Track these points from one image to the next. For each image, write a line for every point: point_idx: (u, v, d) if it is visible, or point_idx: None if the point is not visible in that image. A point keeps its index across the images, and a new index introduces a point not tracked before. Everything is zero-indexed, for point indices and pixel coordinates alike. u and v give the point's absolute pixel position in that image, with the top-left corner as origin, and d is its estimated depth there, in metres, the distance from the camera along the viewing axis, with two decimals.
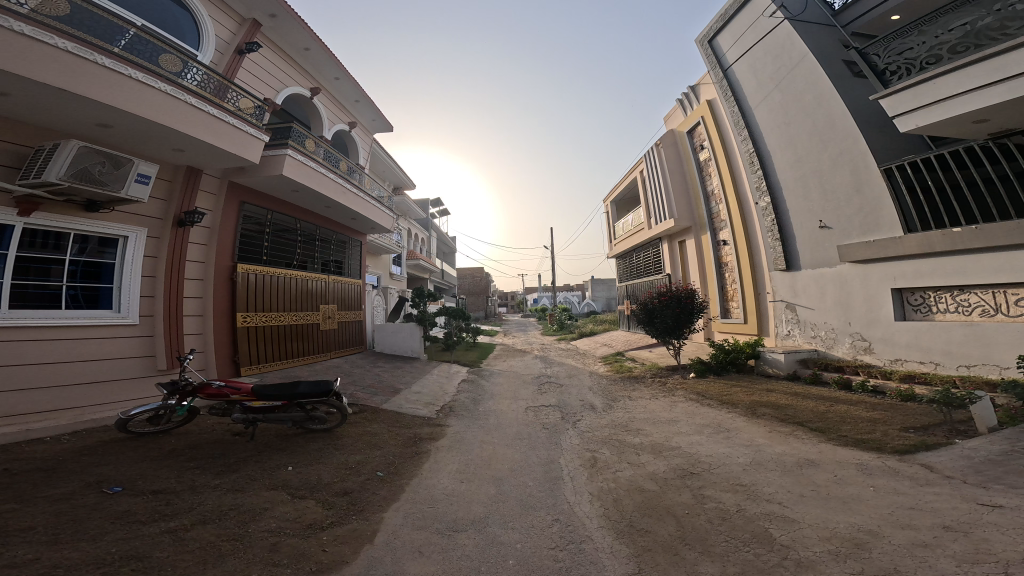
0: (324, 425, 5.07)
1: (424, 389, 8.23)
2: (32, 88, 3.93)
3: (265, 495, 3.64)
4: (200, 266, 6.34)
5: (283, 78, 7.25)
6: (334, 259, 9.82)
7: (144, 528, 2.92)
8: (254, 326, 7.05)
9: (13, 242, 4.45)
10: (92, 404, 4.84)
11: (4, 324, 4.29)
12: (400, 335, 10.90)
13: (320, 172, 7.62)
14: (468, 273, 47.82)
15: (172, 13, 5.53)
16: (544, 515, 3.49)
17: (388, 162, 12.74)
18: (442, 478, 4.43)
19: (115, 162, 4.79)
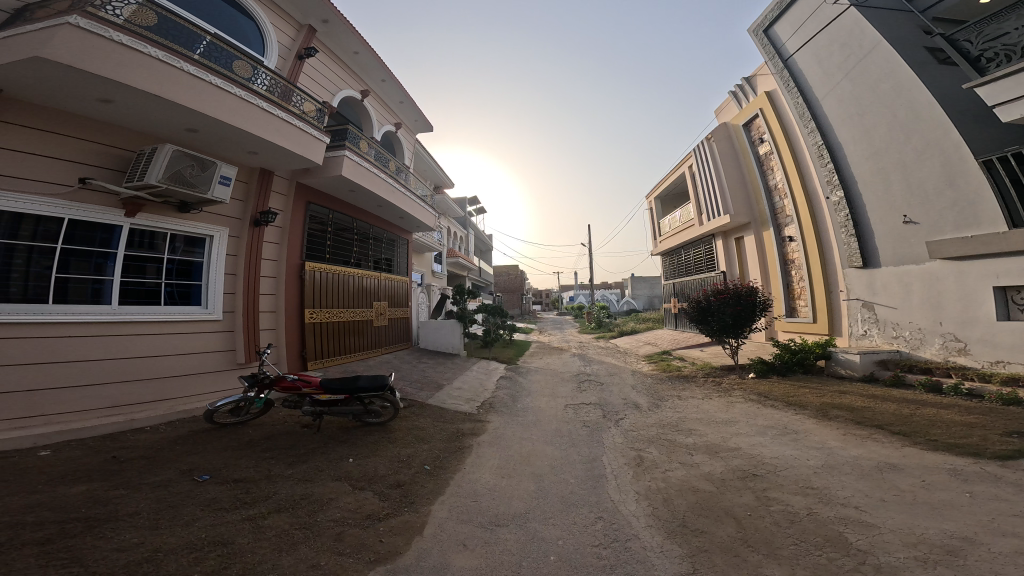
0: (378, 419, 5.32)
1: (464, 384, 8.40)
2: (129, 95, 4.30)
3: (331, 485, 3.86)
4: (274, 263, 6.74)
5: (336, 82, 7.56)
6: (385, 257, 10.17)
7: (229, 515, 3.20)
8: (319, 322, 7.42)
9: (120, 242, 4.94)
10: (184, 396, 5.28)
11: (117, 320, 4.76)
12: (441, 332, 11.14)
13: (373, 173, 7.91)
14: (503, 271, 47.96)
15: (240, 23, 5.92)
16: (590, 512, 3.50)
17: (430, 162, 13.04)
18: (483, 473, 4.51)
19: (202, 165, 5.16)
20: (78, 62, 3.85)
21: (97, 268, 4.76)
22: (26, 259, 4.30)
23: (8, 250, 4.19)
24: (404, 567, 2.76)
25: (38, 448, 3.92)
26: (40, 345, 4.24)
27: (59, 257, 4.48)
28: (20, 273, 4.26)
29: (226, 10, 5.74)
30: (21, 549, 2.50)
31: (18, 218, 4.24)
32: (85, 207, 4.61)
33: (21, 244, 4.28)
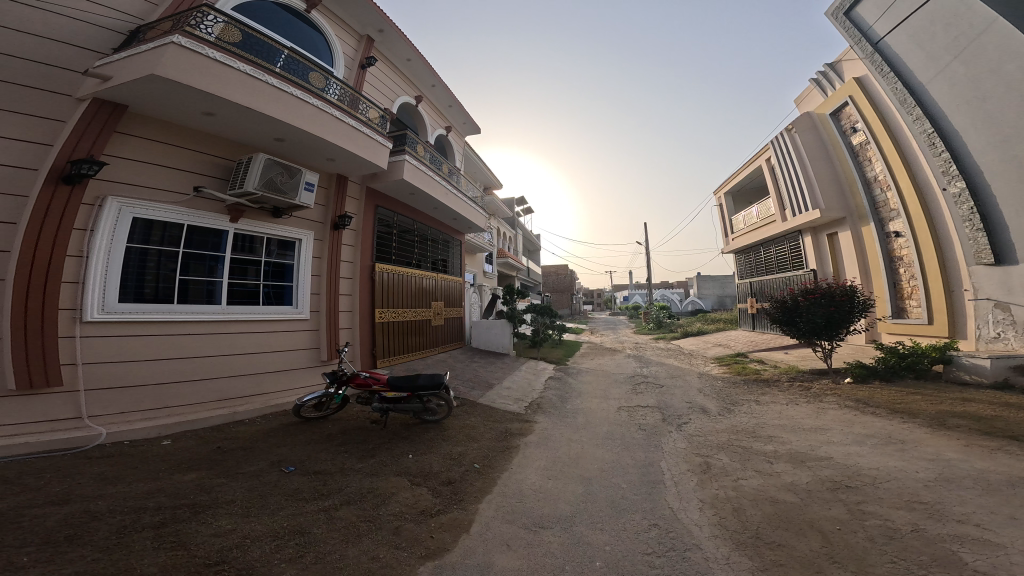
0: (435, 416, 5.47)
1: (513, 384, 8.41)
2: (224, 107, 4.68)
3: (392, 479, 3.99)
4: (350, 265, 7.07)
5: (393, 89, 7.83)
6: (441, 258, 10.45)
7: (306, 506, 3.44)
8: (387, 321, 7.70)
9: (227, 246, 5.41)
10: (278, 391, 5.69)
11: (228, 318, 5.24)
12: (492, 331, 11.23)
13: (429, 176, 8.13)
14: (553, 271, 47.53)
15: (311, 37, 6.28)
16: (642, 518, 3.37)
17: (479, 163, 13.20)
18: (530, 474, 4.46)
19: (290, 172, 5.49)
20: (182, 74, 4.20)
21: (209, 270, 5.24)
22: (157, 261, 4.82)
23: (141, 254, 4.71)
24: (449, 563, 2.78)
25: (160, 437, 4.39)
26: (163, 341, 4.72)
27: (180, 259, 4.99)
28: (152, 274, 4.78)
29: (298, 24, 6.07)
30: (139, 530, 2.81)
31: (150, 225, 4.78)
32: (198, 214, 5.10)
33: (153, 248, 4.80)
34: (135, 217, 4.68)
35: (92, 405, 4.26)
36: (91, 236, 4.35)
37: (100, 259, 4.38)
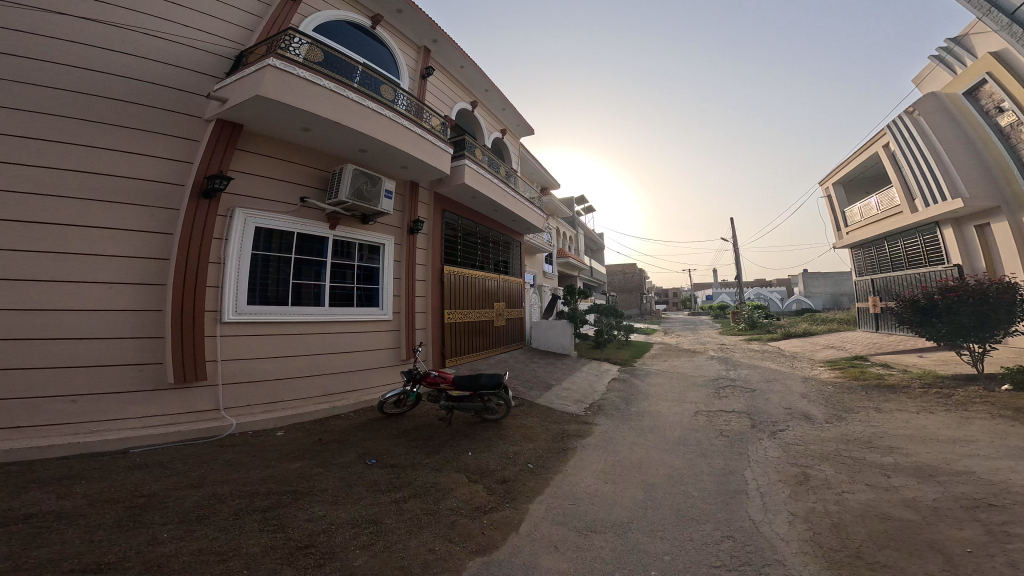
0: (495, 415, 5.55)
1: (573, 385, 8.32)
2: (314, 122, 4.92)
3: (450, 476, 4.15)
4: (424, 267, 7.27)
5: (449, 96, 8.02)
6: (502, 259, 10.62)
7: (380, 496, 3.69)
8: (454, 322, 7.87)
9: (327, 251, 5.76)
10: (368, 388, 5.99)
11: (333, 320, 5.65)
12: (553, 332, 11.19)
13: (489, 180, 8.26)
14: (620, 270, 46.15)
15: (381, 52, 6.49)
16: (706, 528, 3.19)
17: (536, 163, 13.20)
18: (585, 477, 4.39)
19: (372, 180, 5.77)
20: (278, 95, 4.45)
21: (316, 275, 5.62)
22: (276, 268, 5.23)
23: (263, 260, 5.12)
24: (497, 561, 2.85)
25: (276, 428, 4.78)
26: (282, 341, 5.11)
27: (291, 264, 5.37)
28: (273, 279, 5.19)
29: (366, 39, 6.30)
30: (248, 513, 3.17)
31: (269, 234, 5.20)
32: (305, 222, 5.47)
33: (273, 255, 5.22)
34: (257, 226, 5.09)
35: (226, 400, 4.64)
36: (225, 244, 4.79)
37: (233, 265, 4.81)
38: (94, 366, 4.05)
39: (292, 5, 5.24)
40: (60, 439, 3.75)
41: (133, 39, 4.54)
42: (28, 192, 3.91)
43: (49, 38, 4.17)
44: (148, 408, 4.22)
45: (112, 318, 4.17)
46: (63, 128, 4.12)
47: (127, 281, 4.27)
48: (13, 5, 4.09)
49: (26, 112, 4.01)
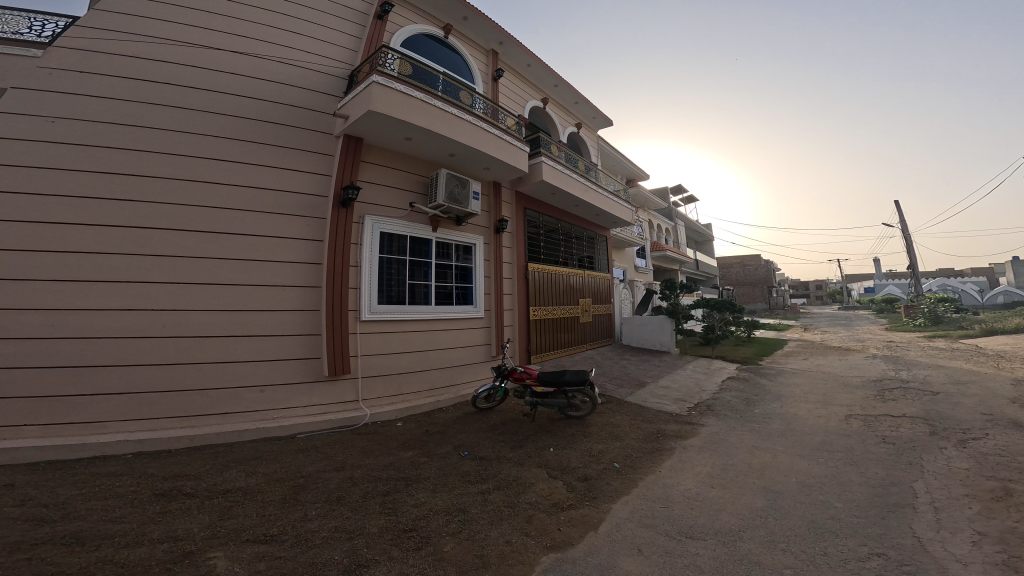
0: (579, 412, 5.39)
1: (674, 383, 7.69)
2: (414, 133, 4.54)
3: (531, 471, 4.13)
4: (510, 265, 7.14)
5: (522, 95, 7.84)
6: (587, 255, 10.37)
7: (466, 486, 3.78)
8: (539, 319, 7.76)
9: (432, 254, 5.44)
10: (464, 384, 5.82)
11: (445, 315, 5.52)
12: (650, 328, 10.51)
13: (568, 175, 8.05)
14: (736, 262, 41.80)
15: (454, 61, 6.46)
16: (832, 542, 2.69)
17: (617, 155, 12.63)
18: (679, 479, 4.00)
19: (462, 182, 5.38)
20: (383, 111, 4.08)
21: (426, 275, 5.40)
22: (398, 272, 5.12)
23: (388, 264, 5.05)
24: (572, 558, 2.75)
25: (395, 419, 4.85)
26: (399, 339, 5.02)
27: (407, 266, 5.20)
28: (397, 282, 5.09)
29: (439, 50, 6.29)
30: (369, 496, 3.44)
31: (391, 238, 5.09)
32: (416, 225, 5.27)
33: (396, 258, 5.11)
34: (382, 232, 5.00)
35: (365, 390, 4.76)
36: (360, 250, 4.79)
37: (366, 271, 4.78)
38: (269, 363, 4.29)
39: (381, 23, 5.41)
40: (250, 427, 4.08)
41: (277, 61, 4.78)
42: (215, 208, 4.20)
43: (214, 68, 4.47)
44: (308, 399, 4.42)
45: (282, 318, 4.39)
46: (233, 148, 4.39)
47: (292, 283, 4.49)
48: (188, 33, 4.46)
49: (206, 136, 4.31)
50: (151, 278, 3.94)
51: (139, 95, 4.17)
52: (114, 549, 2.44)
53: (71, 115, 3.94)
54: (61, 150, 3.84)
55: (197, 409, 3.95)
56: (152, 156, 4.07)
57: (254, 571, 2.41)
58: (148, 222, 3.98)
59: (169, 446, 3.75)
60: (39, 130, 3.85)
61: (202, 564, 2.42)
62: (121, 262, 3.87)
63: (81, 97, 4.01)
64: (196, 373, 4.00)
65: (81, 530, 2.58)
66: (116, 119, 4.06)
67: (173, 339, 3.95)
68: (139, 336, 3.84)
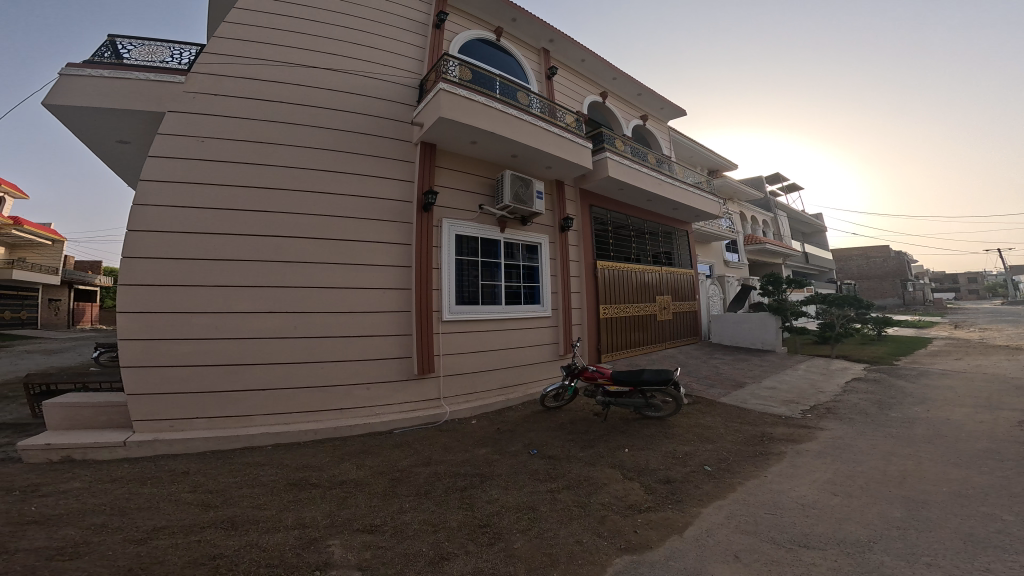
0: (659, 413, 5.09)
1: (781, 384, 6.85)
2: (478, 134, 4.64)
3: (606, 471, 4.00)
4: (577, 264, 7.00)
5: (579, 91, 7.47)
6: (664, 251, 9.89)
7: (536, 484, 3.75)
8: (611, 317, 7.50)
9: (501, 254, 5.47)
10: (532, 383, 5.75)
11: (513, 318, 5.50)
12: (745, 327, 9.58)
13: (637, 168, 7.71)
14: (851, 255, 36.69)
15: (506, 63, 6.34)
16: (984, 564, 2.18)
17: (691, 145, 11.81)
18: (779, 485, 3.58)
19: (526, 182, 5.38)
20: (452, 115, 4.21)
21: (492, 274, 5.40)
22: (468, 274, 5.18)
23: (463, 265, 5.14)
24: (653, 560, 2.59)
25: (471, 417, 4.89)
26: (469, 340, 5.06)
27: (480, 268, 5.28)
28: (467, 283, 5.15)
29: (493, 54, 6.24)
30: (449, 491, 3.52)
31: (461, 239, 5.15)
32: (485, 227, 5.34)
33: (467, 259, 5.16)
34: (457, 234, 5.09)
35: (445, 389, 4.87)
36: (441, 252, 4.87)
37: (446, 273, 4.87)
38: (372, 363, 4.45)
39: (440, 32, 5.46)
40: (357, 422, 4.30)
41: (373, 72, 4.88)
42: (329, 217, 4.37)
43: (320, 82, 4.59)
44: (401, 396, 4.60)
45: (381, 320, 4.50)
46: (340, 158, 4.51)
47: (392, 286, 4.60)
48: (295, 48, 4.60)
49: (317, 147, 4.44)
50: (280, 283, 4.16)
51: (261, 112, 4.34)
52: (256, 534, 2.76)
53: (210, 134, 4.16)
54: (207, 168, 4.09)
55: (317, 405, 4.25)
56: (276, 170, 4.27)
57: (360, 560, 2.58)
58: (277, 231, 4.19)
59: (295, 438, 4.06)
60: (186, 149, 4.09)
61: (320, 549, 2.66)
62: (255, 268, 4.14)
63: (216, 116, 4.21)
64: (313, 374, 4.24)
65: (234, 514, 2.96)
66: (245, 136, 4.26)
67: (298, 342, 4.19)
68: (274, 338, 4.11)
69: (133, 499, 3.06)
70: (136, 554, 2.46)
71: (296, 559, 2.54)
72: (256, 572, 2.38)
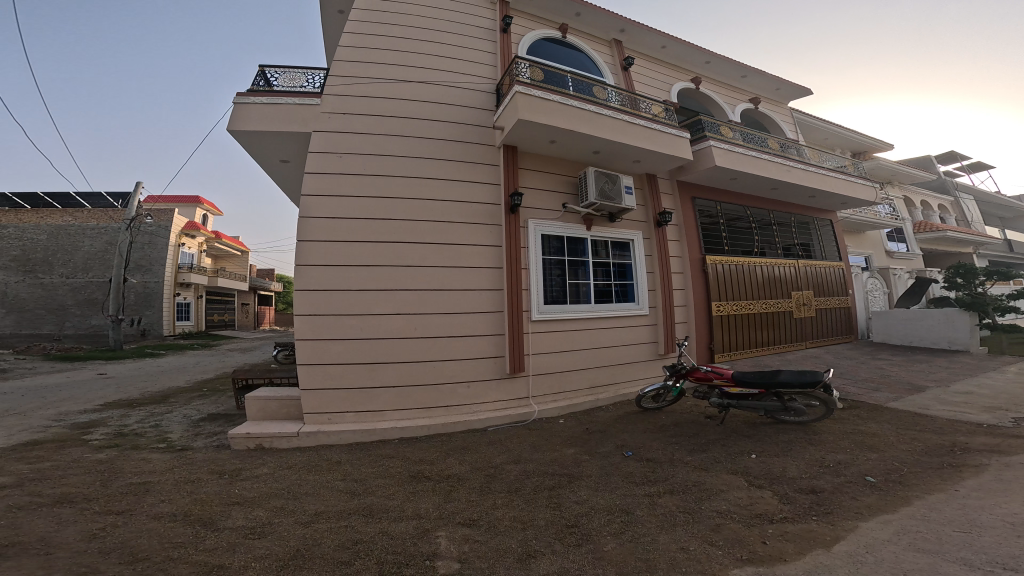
0: (798, 417, 4.41)
1: (983, 388, 5.30)
2: (556, 131, 4.79)
3: (724, 477, 3.61)
4: (679, 259, 6.64)
5: (662, 76, 7.20)
6: (801, 243, 8.83)
7: (635, 488, 3.56)
8: (727, 315, 6.86)
9: (586, 252, 5.49)
10: (627, 382, 5.62)
11: (604, 315, 5.46)
12: (920, 326, 7.73)
13: (754, 154, 7.10)
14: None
15: (578, 61, 6.37)
16: None
17: (822, 125, 10.38)
18: (970, 505, 2.78)
19: (612, 179, 5.38)
20: (529, 117, 4.46)
21: (582, 273, 5.46)
22: (556, 272, 5.27)
23: (550, 264, 5.23)
24: None
25: (558, 417, 4.86)
26: (560, 337, 5.11)
27: (566, 266, 5.34)
28: (555, 282, 5.24)
29: (563, 53, 6.30)
30: (539, 488, 3.52)
31: (546, 238, 5.25)
32: (570, 225, 5.38)
33: (551, 258, 5.23)
34: (543, 234, 5.18)
35: (533, 388, 4.92)
36: (528, 252, 4.99)
37: (533, 272, 4.97)
38: (471, 361, 4.68)
39: (507, 36, 5.56)
40: (458, 419, 4.52)
41: (478, 85, 5.14)
42: (443, 223, 4.63)
43: (431, 98, 4.85)
44: (495, 393, 4.76)
45: (479, 321, 4.74)
46: (453, 167, 4.77)
47: (485, 287, 4.78)
48: (407, 67, 4.87)
49: (437, 158, 4.72)
50: (405, 286, 4.47)
51: (383, 127, 4.61)
52: (386, 523, 3.08)
53: (350, 150, 4.48)
54: (347, 183, 4.39)
55: (430, 402, 4.54)
56: (408, 180, 4.56)
57: (461, 553, 2.76)
58: (403, 237, 4.47)
59: (413, 432, 4.37)
60: (328, 165, 4.40)
61: (430, 540, 2.91)
62: (388, 274, 4.43)
63: (354, 134, 4.54)
64: (427, 372, 4.55)
65: (369, 503, 3.30)
66: (376, 151, 4.55)
67: (419, 342, 4.52)
68: (403, 338, 4.48)
69: (300, 484, 3.58)
70: (303, 536, 2.92)
71: (411, 547, 2.82)
72: (382, 557, 2.70)
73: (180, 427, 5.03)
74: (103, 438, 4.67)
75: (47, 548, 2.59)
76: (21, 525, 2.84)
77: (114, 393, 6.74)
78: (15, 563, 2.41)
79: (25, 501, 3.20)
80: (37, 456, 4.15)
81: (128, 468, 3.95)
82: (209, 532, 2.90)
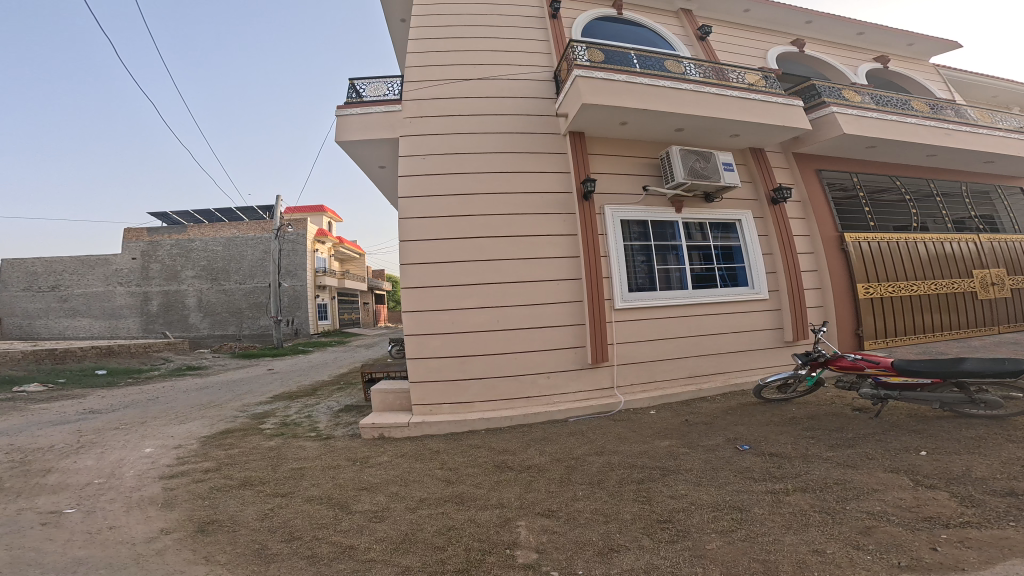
0: (987, 411, 3.41)
1: None
2: (628, 110, 4.74)
3: (878, 475, 2.77)
4: (807, 238, 5.80)
5: (750, 42, 6.64)
6: (981, 216, 7.15)
7: (754, 484, 2.89)
8: (878, 298, 5.81)
9: (679, 236, 5.28)
10: (739, 370, 5.22)
11: (711, 300, 5.21)
12: None
13: (896, 119, 5.98)
14: None
15: (646, 37, 6.31)
16: None
17: (985, 81, 8.46)
18: None
19: (705, 157, 5.10)
20: (593, 100, 4.53)
21: (676, 259, 5.26)
22: (642, 258, 5.14)
23: (635, 250, 5.12)
24: None
25: (648, 407, 4.73)
26: (655, 325, 4.99)
27: (653, 252, 5.19)
28: (642, 268, 5.12)
29: (629, 30, 6.27)
30: (624, 483, 3.13)
31: (630, 225, 5.16)
32: (656, 210, 5.22)
33: (636, 244, 5.13)
34: (623, 220, 5.12)
35: (619, 378, 4.84)
36: (607, 240, 4.97)
37: (615, 259, 4.93)
38: (551, 352, 4.73)
39: (557, 20, 5.75)
40: (539, 410, 4.54)
41: (538, 75, 5.37)
42: (513, 216, 4.84)
43: (498, 94, 5.20)
44: (577, 385, 4.75)
45: (556, 311, 4.78)
46: (524, 160, 5.01)
47: (563, 278, 4.84)
48: (473, 65, 5.29)
49: (509, 152, 5.01)
50: (486, 279, 4.70)
51: (455, 126, 5.02)
52: (474, 510, 2.92)
53: (431, 151, 4.93)
54: (429, 182, 4.83)
55: (513, 393, 4.62)
56: (481, 176, 4.89)
57: (540, 544, 2.46)
58: (478, 233, 4.76)
59: (498, 423, 4.46)
60: (416, 165, 4.87)
61: (511, 530, 2.65)
62: (464, 269, 4.69)
63: (433, 135, 4.98)
64: (510, 363, 4.64)
65: (461, 492, 3.21)
66: (450, 149, 4.96)
67: (501, 333, 4.65)
68: (490, 331, 4.64)
69: (410, 473, 3.61)
70: (411, 521, 2.83)
71: (494, 536, 2.59)
72: (468, 544, 2.49)
73: (326, 417, 5.89)
74: (273, 426, 5.65)
75: (234, 526, 2.81)
76: (217, 504, 3.15)
77: (279, 387, 8.22)
78: (212, 538, 2.63)
79: (221, 483, 3.57)
80: (232, 442, 4.95)
81: (292, 455, 4.26)
82: (345, 514, 2.93)
